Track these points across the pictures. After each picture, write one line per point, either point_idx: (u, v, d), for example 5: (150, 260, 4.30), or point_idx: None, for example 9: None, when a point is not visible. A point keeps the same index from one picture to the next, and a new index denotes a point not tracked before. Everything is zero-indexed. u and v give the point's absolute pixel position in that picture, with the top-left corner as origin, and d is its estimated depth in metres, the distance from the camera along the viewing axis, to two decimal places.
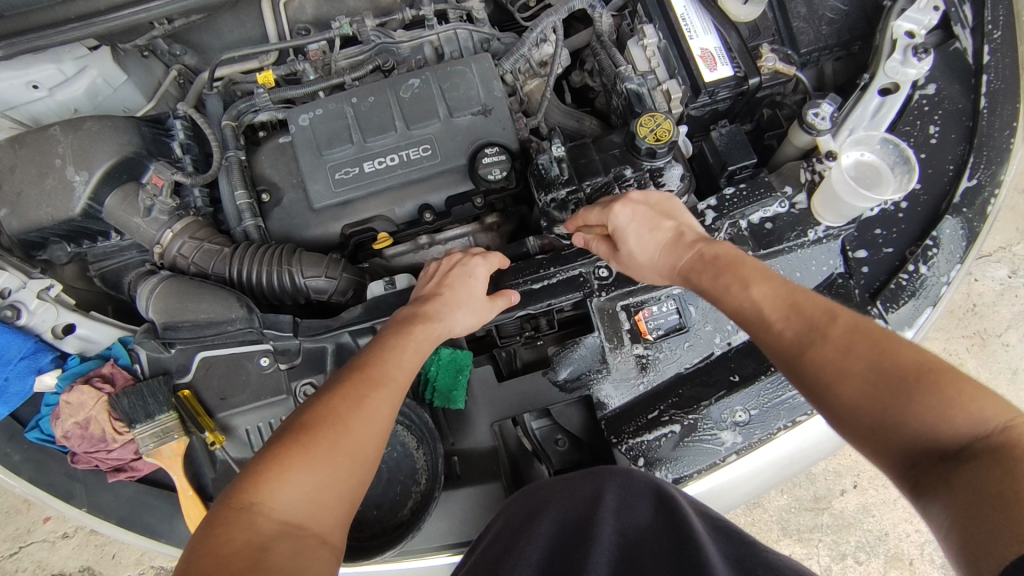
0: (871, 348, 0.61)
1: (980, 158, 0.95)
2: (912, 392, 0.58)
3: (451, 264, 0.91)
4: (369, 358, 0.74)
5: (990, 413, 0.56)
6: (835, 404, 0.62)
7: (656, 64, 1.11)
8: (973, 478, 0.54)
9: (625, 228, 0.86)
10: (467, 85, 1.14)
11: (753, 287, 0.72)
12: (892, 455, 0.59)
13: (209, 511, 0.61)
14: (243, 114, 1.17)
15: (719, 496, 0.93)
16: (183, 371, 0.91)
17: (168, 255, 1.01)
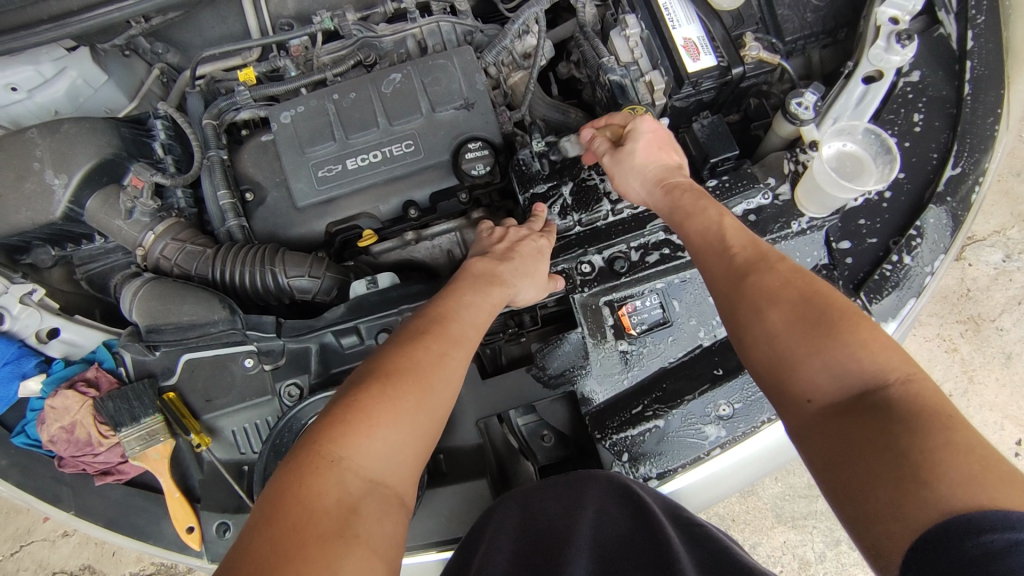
0: (811, 286, 0.65)
1: (964, 146, 0.94)
2: (834, 331, 0.61)
3: (521, 235, 0.90)
4: (450, 315, 0.76)
5: (894, 367, 0.58)
6: (762, 324, 0.65)
7: (638, 55, 1.10)
8: (866, 419, 0.56)
9: (645, 133, 0.90)
10: (449, 79, 1.13)
11: (722, 215, 0.78)
12: (802, 392, 0.61)
13: (293, 459, 0.58)
14: (224, 113, 1.16)
15: (705, 490, 0.93)
16: (168, 374, 0.92)
17: (151, 257, 1.01)
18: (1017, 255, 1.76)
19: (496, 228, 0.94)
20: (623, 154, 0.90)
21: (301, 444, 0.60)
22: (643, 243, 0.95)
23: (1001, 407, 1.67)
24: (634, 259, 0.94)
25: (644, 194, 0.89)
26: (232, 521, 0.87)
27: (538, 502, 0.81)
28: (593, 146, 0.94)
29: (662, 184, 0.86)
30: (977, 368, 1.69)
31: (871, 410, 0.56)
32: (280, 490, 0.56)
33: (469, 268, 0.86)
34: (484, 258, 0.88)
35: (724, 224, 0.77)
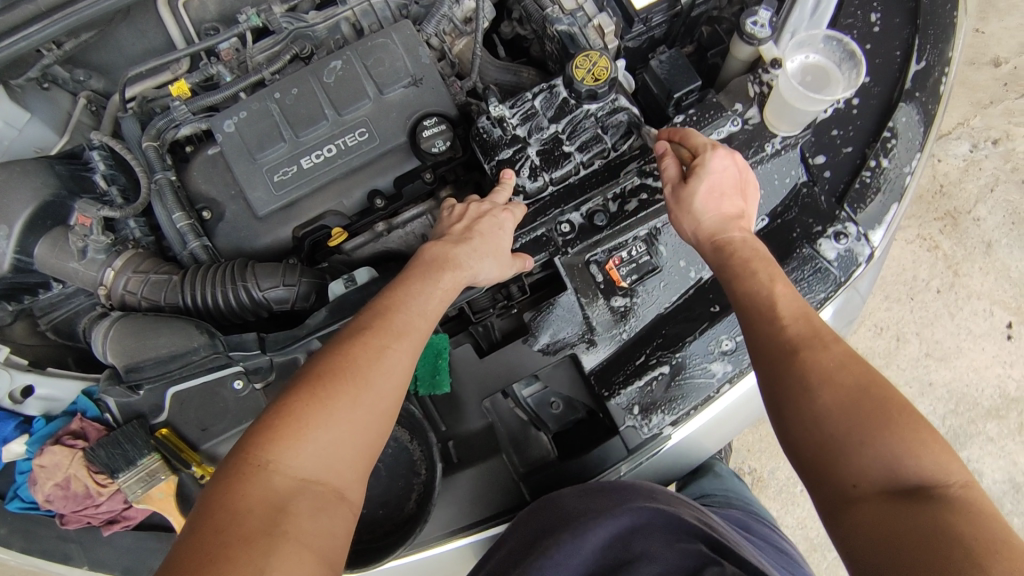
0: (868, 373, 0.66)
1: (925, 38, 0.92)
2: (893, 426, 0.63)
3: (480, 212, 0.86)
4: (396, 305, 0.75)
5: (951, 471, 0.61)
6: (813, 406, 0.65)
7: (583, 1, 1.06)
8: (922, 516, 0.58)
9: (713, 173, 0.83)
10: (392, 57, 1.08)
11: (773, 282, 0.75)
12: (853, 477, 0.63)
13: (226, 465, 0.62)
14: (163, 132, 1.09)
15: (730, 421, 0.95)
16: (158, 411, 0.88)
17: (114, 295, 0.95)
18: (983, 143, 1.78)
19: (452, 209, 0.89)
20: (683, 193, 0.83)
21: (231, 455, 0.63)
22: (620, 192, 0.91)
23: (988, 295, 1.69)
24: (613, 211, 0.90)
25: (693, 242, 0.84)
26: None
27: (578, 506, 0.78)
28: (662, 168, 0.87)
29: (710, 233, 0.82)
30: (961, 261, 1.71)
31: (919, 504, 0.59)
32: (211, 497, 0.60)
33: (423, 255, 0.82)
34: (439, 241, 0.84)
35: (773, 289, 0.74)
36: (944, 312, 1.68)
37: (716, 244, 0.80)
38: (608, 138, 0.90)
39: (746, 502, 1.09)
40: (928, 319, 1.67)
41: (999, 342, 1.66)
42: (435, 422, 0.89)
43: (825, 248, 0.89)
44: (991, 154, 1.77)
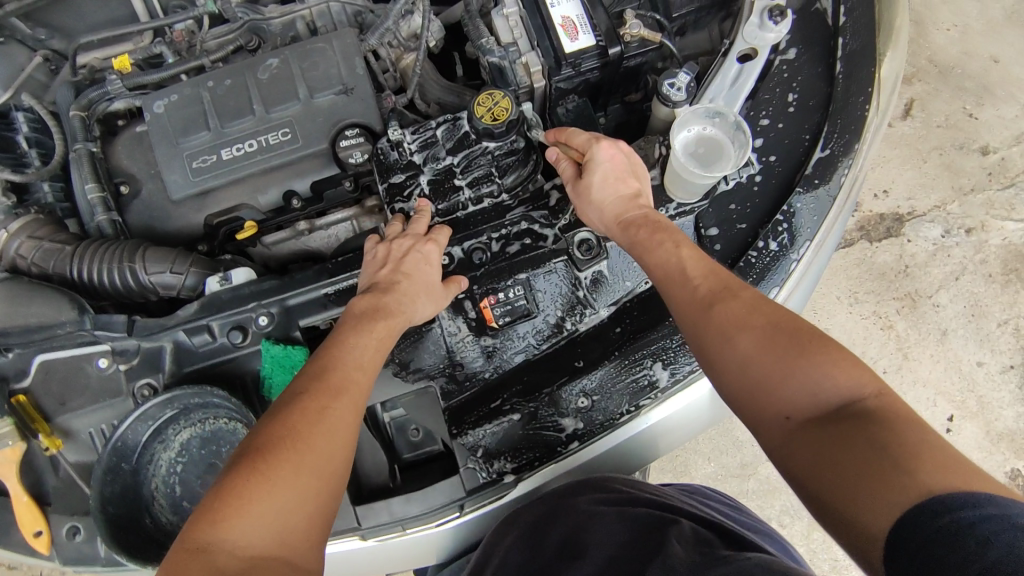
0: (781, 315, 0.71)
1: (834, 127, 0.91)
2: (807, 353, 0.67)
3: (402, 251, 0.86)
4: (332, 364, 0.75)
5: (865, 382, 0.64)
6: (732, 354, 0.70)
7: (518, 36, 1.05)
8: (849, 437, 0.61)
9: (603, 163, 0.87)
10: (328, 63, 1.09)
11: (679, 248, 0.80)
12: (785, 414, 0.66)
13: (165, 556, 0.59)
14: (95, 103, 1.12)
15: (644, 451, 0.93)
16: (21, 376, 0.89)
17: (6, 255, 0.98)
18: (956, 230, 1.63)
19: (377, 249, 0.88)
20: (580, 186, 0.88)
21: (174, 543, 0.60)
22: (504, 232, 0.92)
23: (935, 383, 1.55)
24: (494, 250, 0.91)
25: (602, 228, 0.87)
26: (81, 524, 0.87)
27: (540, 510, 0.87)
28: (558, 168, 0.92)
29: (615, 217, 0.85)
30: (913, 345, 1.57)
31: (854, 423, 0.62)
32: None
33: (351, 310, 0.82)
34: (368, 292, 0.83)
35: (682, 254, 0.79)
36: None
37: (625, 224, 0.84)
38: (499, 179, 0.94)
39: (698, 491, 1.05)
40: None
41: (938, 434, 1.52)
42: None
43: None
44: (963, 243, 1.63)
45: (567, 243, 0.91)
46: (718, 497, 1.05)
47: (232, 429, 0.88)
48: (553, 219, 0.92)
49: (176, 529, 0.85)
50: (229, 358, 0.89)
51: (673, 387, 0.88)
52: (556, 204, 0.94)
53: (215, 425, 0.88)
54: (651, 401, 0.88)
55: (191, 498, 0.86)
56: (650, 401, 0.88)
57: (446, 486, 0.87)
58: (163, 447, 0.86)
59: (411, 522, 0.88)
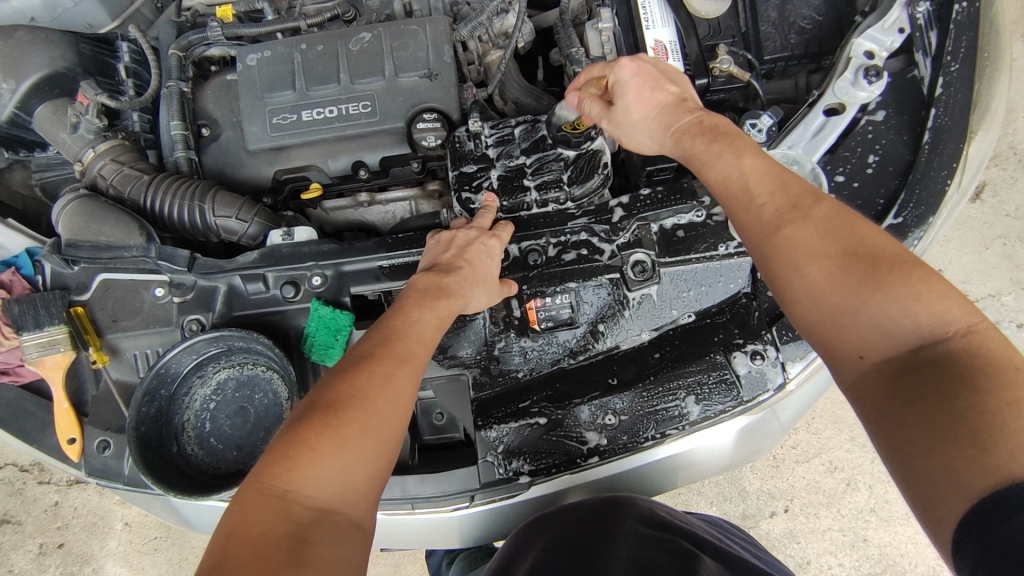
0: (848, 229, 0.63)
1: (911, 196, 0.89)
2: (883, 281, 0.59)
3: (469, 240, 0.87)
4: (398, 334, 0.74)
5: (950, 319, 0.57)
6: (803, 281, 0.64)
7: (608, 52, 1.09)
8: (922, 383, 0.55)
9: (629, 79, 0.87)
10: (417, 45, 1.11)
11: (741, 158, 0.72)
12: (856, 348, 0.60)
13: (237, 494, 0.60)
14: (193, 46, 1.17)
15: (666, 480, 0.95)
16: (81, 289, 0.94)
17: (89, 173, 1.04)
18: (1007, 322, 1.55)
19: (440, 235, 0.90)
20: (616, 113, 0.88)
21: (247, 484, 0.61)
22: (562, 239, 0.93)
23: None
24: (550, 255, 0.92)
25: (655, 141, 0.85)
26: (112, 440, 0.91)
27: (591, 518, 0.87)
28: (584, 112, 0.92)
29: (668, 125, 0.82)
30: None
31: (931, 368, 0.55)
32: (226, 530, 0.57)
33: (413, 286, 0.83)
34: (430, 271, 0.84)
35: (745, 164, 0.72)
36: None
37: (681, 132, 0.80)
38: (567, 187, 0.95)
39: (722, 527, 1.01)
40: (887, 477, 1.48)
41: None
42: None
43: (737, 362, 0.88)
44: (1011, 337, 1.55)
45: (622, 261, 0.91)
46: (743, 537, 1.00)
47: (269, 377, 0.91)
48: (613, 235, 0.92)
49: (199, 462, 0.88)
50: (278, 310, 0.92)
51: (700, 423, 0.88)
52: (618, 221, 0.92)
53: (254, 371, 0.91)
54: (677, 432, 0.88)
55: (218, 435, 0.89)
56: (676, 432, 0.88)
57: (462, 474, 0.89)
58: (201, 381, 0.90)
59: (421, 502, 0.91)
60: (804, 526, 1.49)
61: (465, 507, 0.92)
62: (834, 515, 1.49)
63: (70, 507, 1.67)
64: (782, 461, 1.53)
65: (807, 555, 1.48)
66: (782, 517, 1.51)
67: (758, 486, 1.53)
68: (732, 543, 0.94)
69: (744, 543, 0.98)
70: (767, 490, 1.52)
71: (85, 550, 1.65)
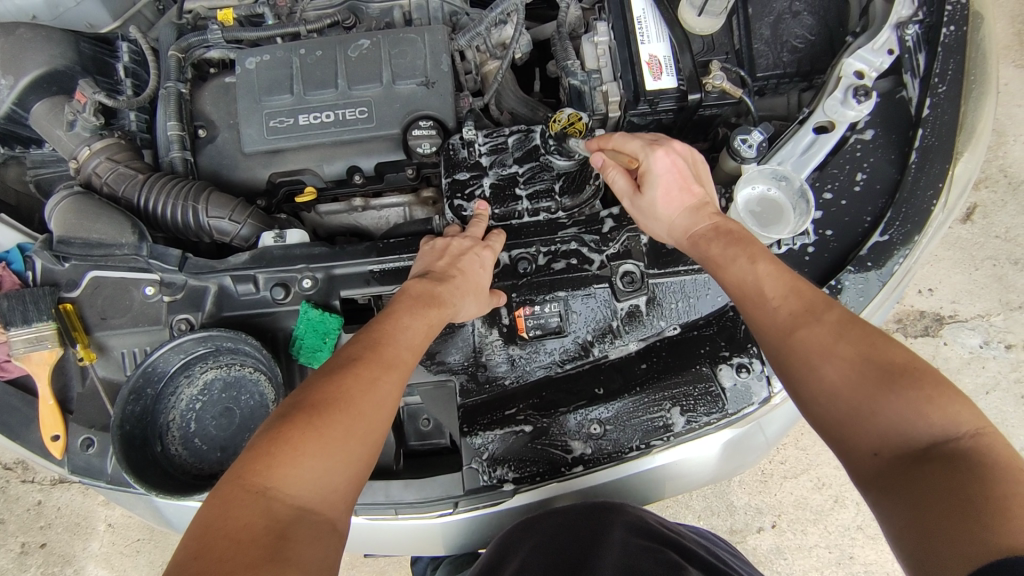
0: (863, 336, 0.65)
1: (897, 214, 0.90)
2: (895, 385, 0.60)
3: (462, 248, 0.88)
4: (386, 338, 0.74)
5: (962, 420, 0.58)
6: (817, 381, 0.65)
7: (603, 64, 1.10)
8: (933, 478, 0.55)
9: (660, 173, 0.85)
10: (415, 54, 1.12)
11: (756, 262, 0.74)
12: (870, 446, 0.60)
13: (216, 488, 0.59)
14: (193, 48, 1.18)
15: (651, 490, 0.95)
16: (71, 286, 0.94)
17: (83, 171, 1.04)
18: (996, 342, 1.56)
19: (433, 242, 0.90)
20: (643, 203, 0.87)
21: (227, 478, 0.60)
22: (552, 248, 0.93)
23: None
24: (540, 263, 0.93)
25: (672, 238, 0.85)
26: (96, 438, 0.91)
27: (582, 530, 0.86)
28: (611, 183, 0.90)
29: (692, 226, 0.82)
30: None
31: (944, 466, 0.55)
32: (204, 523, 0.56)
33: (405, 291, 0.82)
34: (422, 278, 0.84)
35: (761, 267, 0.73)
36: None
37: (703, 232, 0.81)
38: (559, 197, 0.96)
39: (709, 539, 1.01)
40: None
41: None
42: None
43: (722, 374, 0.88)
44: (1000, 357, 1.56)
45: (611, 272, 0.92)
46: (728, 548, 1.00)
47: (255, 379, 0.91)
48: (602, 245, 0.93)
49: (182, 462, 0.87)
50: (267, 312, 0.93)
51: (686, 434, 0.88)
52: (608, 232, 0.93)
53: (240, 372, 0.91)
54: (662, 443, 0.88)
55: (203, 436, 0.89)
56: (661, 443, 0.88)
57: (445, 480, 0.89)
58: (188, 381, 0.90)
59: (404, 508, 0.91)
60: (791, 542, 1.49)
61: (448, 513, 0.92)
62: (821, 532, 1.49)
63: (54, 507, 1.66)
64: (770, 476, 1.53)
65: (793, 571, 1.48)
66: (769, 533, 1.51)
67: (746, 501, 1.54)
68: (718, 556, 0.94)
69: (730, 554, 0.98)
70: (755, 504, 1.52)
71: (67, 551, 1.64)
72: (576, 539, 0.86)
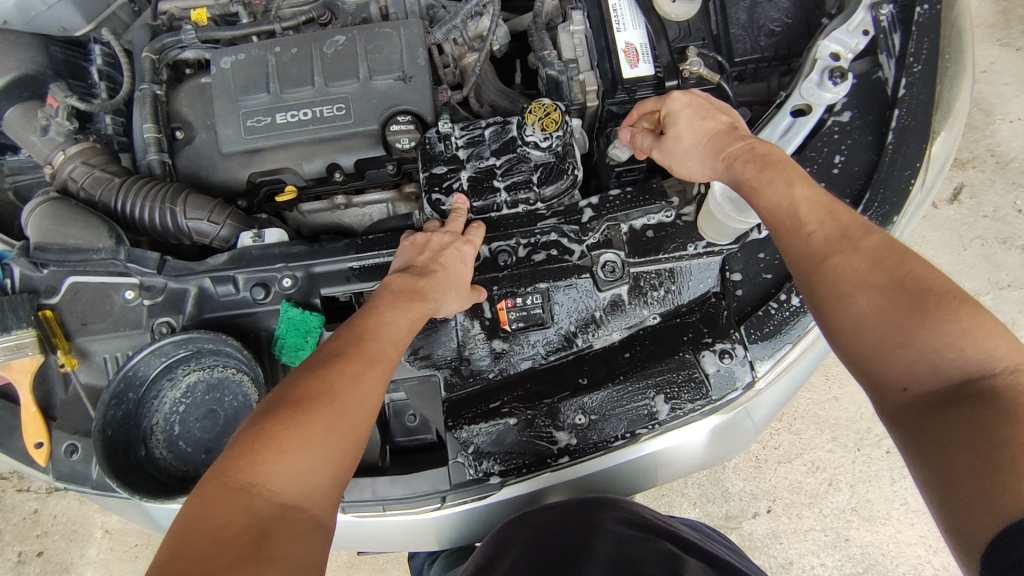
0: (901, 263, 0.62)
1: (875, 196, 0.91)
2: (930, 318, 0.59)
3: (443, 243, 0.87)
4: (370, 332, 0.73)
5: (998, 355, 0.57)
6: (847, 312, 0.63)
7: (580, 54, 1.09)
8: (962, 415, 0.55)
9: (682, 108, 0.85)
10: (391, 48, 1.11)
11: (791, 185, 0.70)
12: (900, 380, 0.60)
13: (198, 486, 0.59)
14: (167, 49, 1.16)
15: (647, 475, 0.95)
16: (51, 292, 0.93)
17: (59, 176, 1.03)
18: None
19: (415, 237, 0.88)
20: (668, 142, 0.86)
21: (209, 476, 0.59)
22: (532, 239, 0.93)
23: None
24: (520, 255, 0.93)
25: (709, 172, 0.81)
26: (80, 444, 0.91)
27: (581, 527, 0.85)
28: (636, 144, 0.91)
29: (717, 153, 0.78)
30: None
31: (974, 403, 0.55)
32: (184, 524, 0.56)
33: (387, 286, 0.81)
34: (404, 272, 0.83)
35: (795, 193, 0.70)
36: (885, 474, 1.50)
37: (732, 157, 0.76)
38: (538, 188, 0.95)
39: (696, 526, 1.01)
40: (866, 475, 1.50)
41: (930, 524, 1.47)
42: None
43: (706, 360, 0.88)
44: None
45: (592, 262, 0.92)
46: (720, 538, 0.99)
47: (238, 380, 0.90)
48: (582, 235, 0.92)
49: (167, 466, 0.87)
50: (248, 312, 0.92)
51: (671, 421, 0.88)
52: (587, 222, 0.93)
53: (223, 374, 0.90)
54: (647, 431, 0.88)
55: (187, 438, 0.89)
56: (647, 432, 0.88)
57: (432, 475, 0.89)
58: (170, 384, 0.89)
59: (392, 504, 0.91)
60: (786, 526, 1.50)
61: (436, 508, 0.92)
62: (816, 515, 1.50)
63: (50, 515, 1.66)
64: (764, 462, 1.54)
65: (789, 555, 1.49)
66: (764, 518, 1.51)
67: (741, 487, 1.54)
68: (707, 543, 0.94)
69: (725, 547, 0.96)
70: (750, 490, 1.52)
71: (65, 559, 1.64)
72: (561, 536, 0.85)
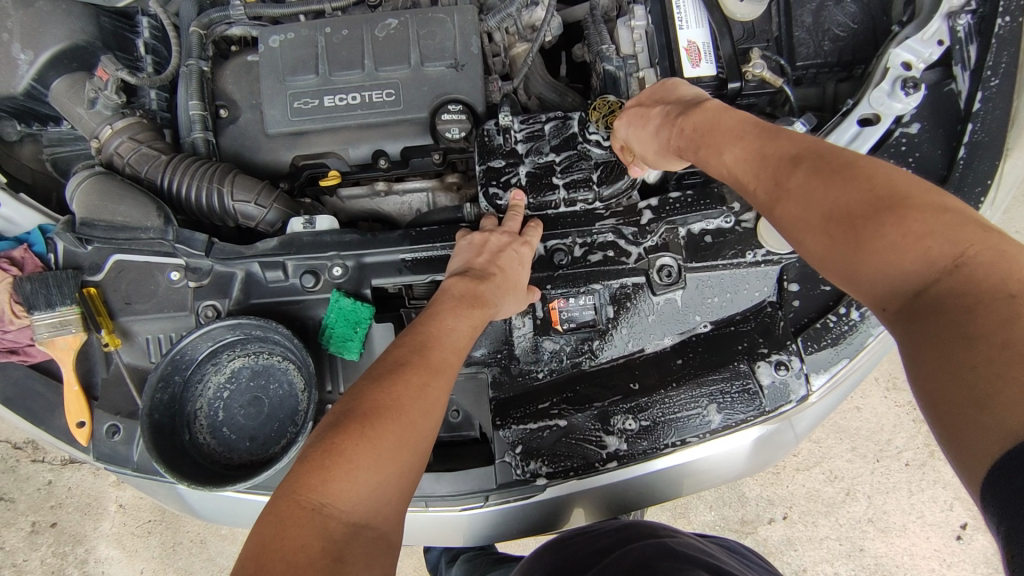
0: (829, 183, 0.59)
1: None
2: (862, 240, 0.55)
3: (503, 244, 0.86)
4: (433, 341, 0.75)
5: (940, 254, 0.52)
6: (809, 253, 0.62)
7: (639, 50, 1.07)
8: (925, 335, 0.51)
9: (628, 132, 0.86)
10: (444, 35, 1.08)
11: (720, 151, 0.71)
12: (879, 304, 0.56)
13: (269, 504, 0.58)
14: (214, 24, 1.14)
15: (690, 478, 0.93)
16: (95, 270, 0.92)
17: (105, 151, 1.02)
18: None
19: (472, 237, 0.88)
20: (657, 162, 0.85)
21: (281, 493, 0.58)
22: (588, 240, 0.91)
23: (956, 487, 1.48)
24: (576, 255, 0.91)
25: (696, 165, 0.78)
26: (122, 425, 0.90)
27: (639, 554, 0.79)
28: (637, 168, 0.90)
29: (668, 149, 0.80)
30: (942, 445, 1.49)
31: (934, 316, 0.51)
32: (258, 543, 0.55)
33: (447, 291, 0.82)
34: (464, 275, 0.83)
35: (728, 156, 0.70)
36: (903, 486, 1.48)
37: (680, 149, 0.78)
38: (597, 187, 0.93)
39: (747, 555, 0.96)
40: (885, 486, 1.48)
41: (945, 538, 1.46)
42: (334, 381, 0.90)
43: (761, 371, 0.87)
44: None
45: (648, 265, 0.90)
46: (757, 561, 0.97)
47: (284, 367, 0.89)
48: (640, 237, 0.90)
49: (210, 451, 0.86)
50: (296, 299, 0.91)
51: (721, 431, 0.87)
52: (646, 224, 0.91)
53: (269, 361, 0.89)
54: (696, 439, 0.87)
55: (231, 425, 0.87)
56: (696, 439, 0.87)
57: (478, 474, 0.89)
58: (214, 369, 0.88)
59: (435, 501, 0.90)
60: (802, 533, 1.49)
61: (479, 507, 0.91)
62: (832, 524, 1.49)
63: (64, 487, 1.65)
64: (782, 468, 1.53)
65: (803, 563, 1.48)
66: (780, 524, 1.50)
67: (757, 492, 1.53)
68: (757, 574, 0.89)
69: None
70: (767, 496, 1.51)
71: (77, 531, 1.63)
72: (597, 552, 0.84)
